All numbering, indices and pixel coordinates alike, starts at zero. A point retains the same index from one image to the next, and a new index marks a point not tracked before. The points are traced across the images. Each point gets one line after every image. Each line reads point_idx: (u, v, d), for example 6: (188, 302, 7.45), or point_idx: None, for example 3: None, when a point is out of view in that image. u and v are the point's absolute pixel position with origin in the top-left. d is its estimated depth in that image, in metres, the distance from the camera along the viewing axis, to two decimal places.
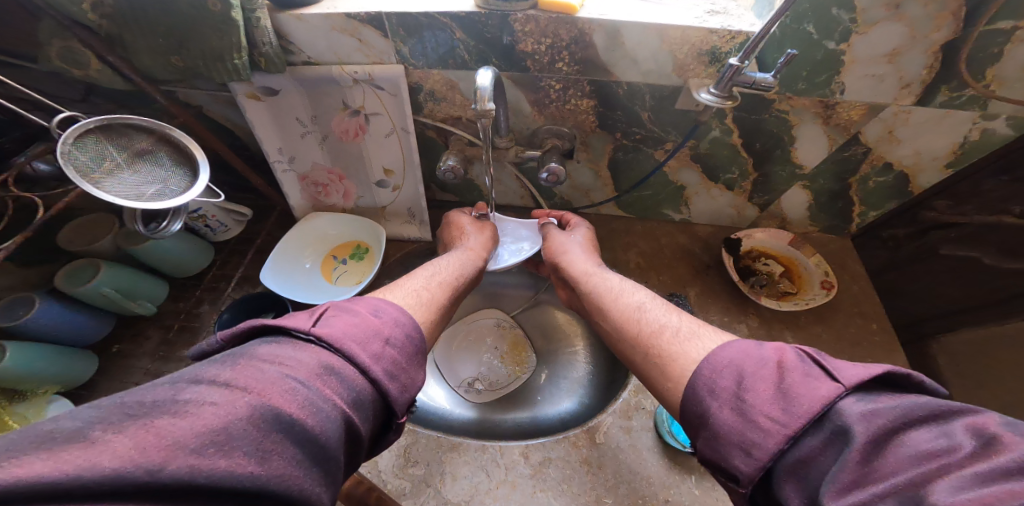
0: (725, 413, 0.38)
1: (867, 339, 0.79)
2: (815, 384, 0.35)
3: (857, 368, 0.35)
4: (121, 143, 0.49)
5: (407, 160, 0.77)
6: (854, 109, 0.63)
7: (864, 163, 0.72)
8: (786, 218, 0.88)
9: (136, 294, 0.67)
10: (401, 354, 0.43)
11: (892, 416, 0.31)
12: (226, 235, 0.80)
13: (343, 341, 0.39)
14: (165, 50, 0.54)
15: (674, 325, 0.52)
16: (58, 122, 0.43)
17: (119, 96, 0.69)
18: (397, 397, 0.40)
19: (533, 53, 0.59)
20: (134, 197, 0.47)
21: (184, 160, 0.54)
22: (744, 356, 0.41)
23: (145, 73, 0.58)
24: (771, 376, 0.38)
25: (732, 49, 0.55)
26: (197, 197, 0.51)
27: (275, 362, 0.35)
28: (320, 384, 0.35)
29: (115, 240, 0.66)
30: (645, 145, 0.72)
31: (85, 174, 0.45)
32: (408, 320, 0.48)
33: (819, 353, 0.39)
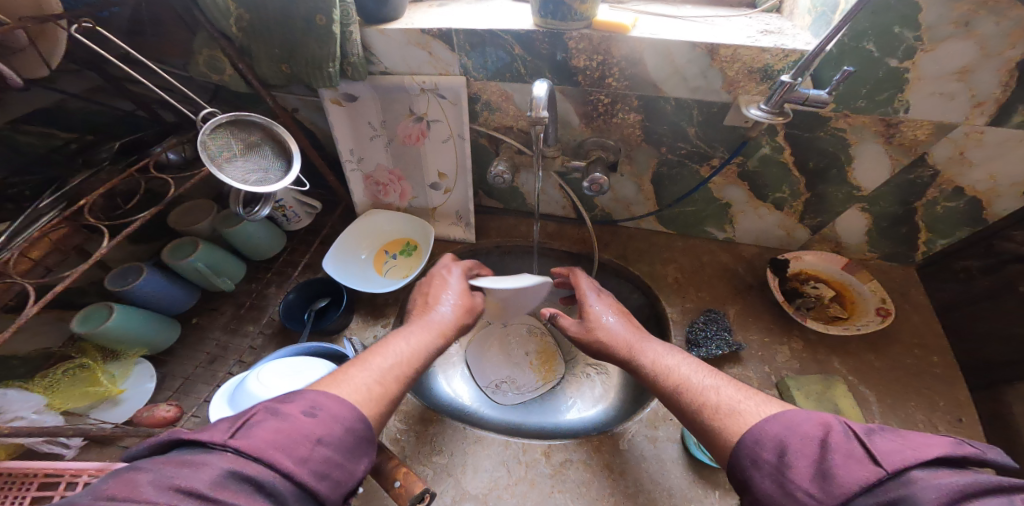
0: (768, 484, 0.39)
1: (926, 375, 0.74)
2: (863, 464, 0.35)
3: (907, 449, 0.35)
4: (240, 136, 0.57)
5: (460, 165, 0.83)
6: (920, 128, 0.61)
7: (931, 187, 0.69)
8: (840, 242, 0.85)
9: (222, 272, 0.76)
10: (336, 448, 0.41)
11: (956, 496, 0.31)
12: (298, 225, 0.89)
13: (267, 450, 0.37)
14: (278, 58, 0.63)
15: (716, 400, 0.48)
16: (200, 115, 0.52)
17: (227, 98, 0.80)
18: (326, 495, 0.38)
19: (585, 69, 0.63)
20: (243, 182, 0.55)
21: (282, 154, 0.62)
22: (789, 429, 0.41)
23: (260, 79, 0.67)
24: (815, 455, 0.38)
25: (785, 66, 0.56)
26: (290, 185, 0.58)
27: (177, 475, 0.33)
28: (227, 494, 0.33)
29: (212, 222, 0.77)
30: (690, 160, 0.73)
31: (213, 159, 0.53)
32: (348, 411, 0.44)
33: (868, 428, 0.39)
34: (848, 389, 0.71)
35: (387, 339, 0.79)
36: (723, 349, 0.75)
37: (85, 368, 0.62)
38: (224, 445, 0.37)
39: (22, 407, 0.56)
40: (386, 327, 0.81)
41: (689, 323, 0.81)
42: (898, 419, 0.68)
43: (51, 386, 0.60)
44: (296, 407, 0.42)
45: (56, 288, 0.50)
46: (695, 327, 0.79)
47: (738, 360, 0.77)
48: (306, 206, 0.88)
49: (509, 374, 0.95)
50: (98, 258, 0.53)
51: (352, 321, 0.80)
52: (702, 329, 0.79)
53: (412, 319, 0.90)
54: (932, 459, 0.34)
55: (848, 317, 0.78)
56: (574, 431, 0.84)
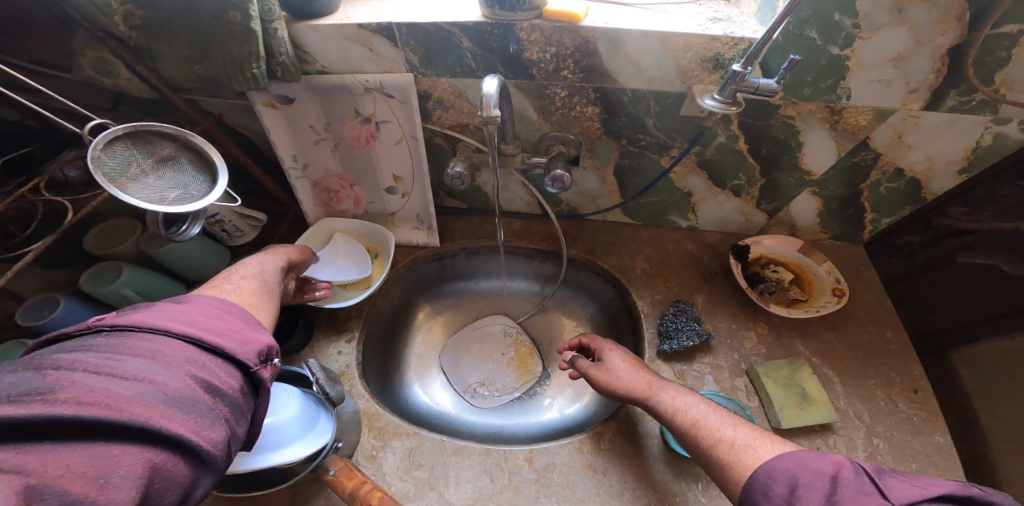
0: None
1: (880, 347, 0.77)
2: (870, 498, 0.38)
3: (915, 490, 0.38)
4: (146, 150, 0.51)
5: (415, 166, 0.79)
6: (862, 114, 0.62)
7: (874, 169, 0.71)
8: (796, 224, 0.87)
9: (156, 297, 0.69)
10: (227, 322, 0.42)
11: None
12: (242, 240, 0.82)
13: (156, 320, 0.37)
14: (188, 60, 0.57)
15: (731, 435, 0.51)
16: (89, 128, 0.46)
17: (146, 105, 0.72)
18: (235, 348, 0.40)
19: (539, 61, 0.61)
20: (154, 201, 0.48)
21: (204, 166, 0.56)
22: (802, 467, 0.43)
23: (166, 82, 0.60)
24: (825, 489, 0.41)
25: (735, 55, 0.56)
26: (215, 200, 0.52)
27: (68, 350, 0.33)
28: (135, 347, 0.34)
29: (136, 243, 0.69)
30: (650, 152, 0.73)
31: (113, 178, 0.47)
32: (224, 302, 0.44)
33: (877, 469, 0.41)
34: (813, 371, 0.74)
35: (354, 354, 0.75)
36: (693, 339, 0.76)
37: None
38: (102, 327, 0.36)
39: None
40: (351, 342, 0.76)
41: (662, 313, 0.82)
42: (859, 394, 0.71)
43: None
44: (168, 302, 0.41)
45: None
46: (666, 319, 0.80)
47: (708, 349, 0.78)
48: (249, 218, 0.81)
49: (489, 376, 0.92)
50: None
51: (311, 338, 0.76)
52: (672, 321, 0.79)
53: (378, 329, 0.85)
54: (935, 497, 0.37)
55: (808, 298, 0.81)
56: (558, 433, 0.82)
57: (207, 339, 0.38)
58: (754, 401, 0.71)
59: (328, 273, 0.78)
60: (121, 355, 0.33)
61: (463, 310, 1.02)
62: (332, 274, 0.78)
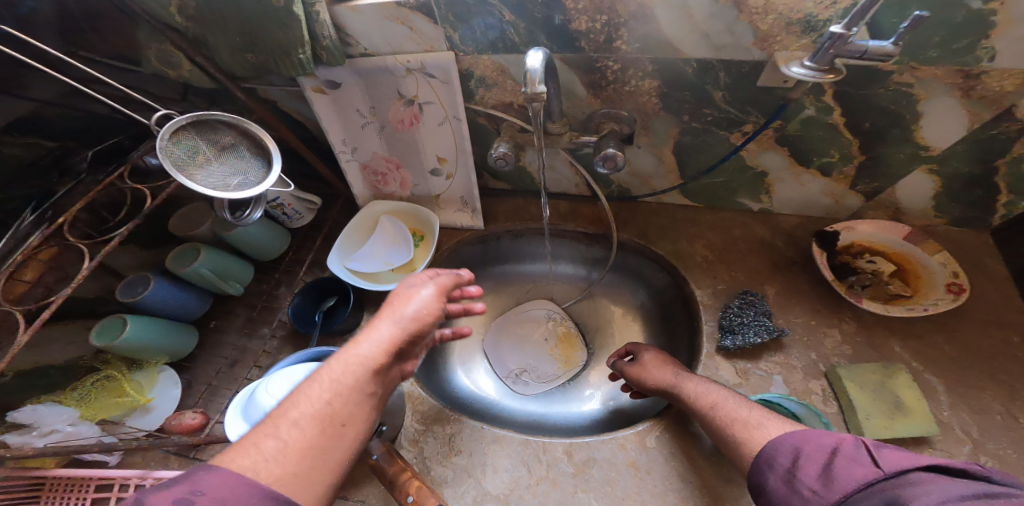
0: (778, 485, 0.44)
1: (998, 358, 0.65)
2: (862, 468, 0.40)
3: (908, 461, 0.39)
4: (208, 138, 0.54)
5: (459, 147, 0.76)
6: (1009, 78, 0.48)
7: (1019, 143, 0.56)
8: (899, 207, 0.73)
9: (228, 275, 0.76)
10: None
11: (936, 489, 0.35)
12: (300, 222, 0.87)
13: None
14: (241, 48, 0.58)
15: (745, 415, 0.54)
16: (158, 120, 0.48)
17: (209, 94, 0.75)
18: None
19: (588, 32, 0.54)
20: (217, 189, 0.52)
21: (259, 152, 0.58)
22: (806, 443, 0.45)
23: (223, 70, 0.63)
24: (824, 460, 0.43)
25: (833, 13, 0.45)
26: (271, 186, 0.56)
27: None
28: None
29: (211, 226, 0.75)
30: (718, 128, 0.64)
31: (183, 168, 0.50)
32: (247, 495, 0.37)
33: (879, 444, 0.42)
34: (912, 377, 0.64)
35: None
36: (763, 335, 0.69)
37: (111, 379, 0.63)
38: None
39: (58, 420, 0.56)
40: None
41: (725, 306, 0.75)
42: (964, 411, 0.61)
43: (83, 399, 0.60)
44: (179, 492, 0.36)
45: (45, 311, 0.47)
46: (729, 313, 0.73)
47: (775, 347, 0.70)
48: (306, 201, 0.85)
49: (531, 359, 0.93)
50: (85, 274, 0.50)
51: (363, 318, 0.80)
52: (738, 315, 0.73)
53: None
54: (929, 466, 0.38)
55: (913, 294, 0.69)
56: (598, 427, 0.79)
57: None
58: (832, 406, 0.64)
59: (381, 260, 0.82)
60: None
61: (509, 292, 1.02)
62: (385, 261, 0.82)
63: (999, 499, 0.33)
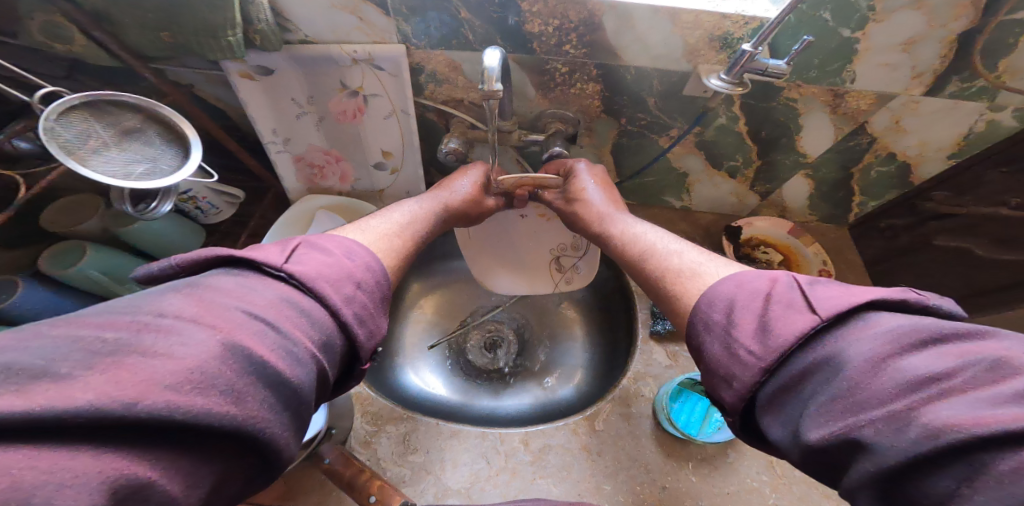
0: (716, 347, 0.40)
1: None
2: (799, 316, 0.36)
3: (842, 299, 0.35)
4: (107, 121, 0.47)
5: (406, 142, 0.75)
6: (863, 99, 0.61)
7: (868, 153, 0.71)
8: (787, 206, 0.88)
9: (126, 277, 0.66)
10: (366, 288, 0.43)
11: (882, 335, 0.32)
12: (219, 217, 0.77)
13: (313, 281, 0.38)
14: (153, 25, 0.52)
15: (678, 264, 0.51)
16: (38, 97, 0.41)
17: (106, 74, 0.65)
18: (363, 342, 0.40)
19: (540, 35, 0.57)
20: (112, 177, 0.45)
21: (175, 139, 0.52)
22: (741, 288, 0.42)
23: (128, 48, 0.55)
24: (758, 307, 0.39)
25: (745, 35, 0.53)
26: (189, 175, 0.49)
27: (240, 299, 0.34)
28: (289, 326, 0.34)
29: (101, 221, 0.64)
30: (650, 132, 0.71)
31: (71, 152, 0.43)
32: (371, 277, 0.44)
33: (812, 282, 0.39)
34: None
35: None
36: None
37: None
38: (286, 274, 0.38)
39: None
40: None
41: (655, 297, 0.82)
42: None
43: None
44: (341, 249, 0.44)
45: None
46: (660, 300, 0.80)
47: None
48: (225, 195, 0.76)
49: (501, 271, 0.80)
50: None
51: None
52: None
53: None
54: (871, 302, 0.34)
55: None
56: (544, 404, 0.84)
57: (337, 312, 0.38)
58: None
59: None
60: (277, 326, 0.33)
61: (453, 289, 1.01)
62: None
63: (950, 345, 0.30)
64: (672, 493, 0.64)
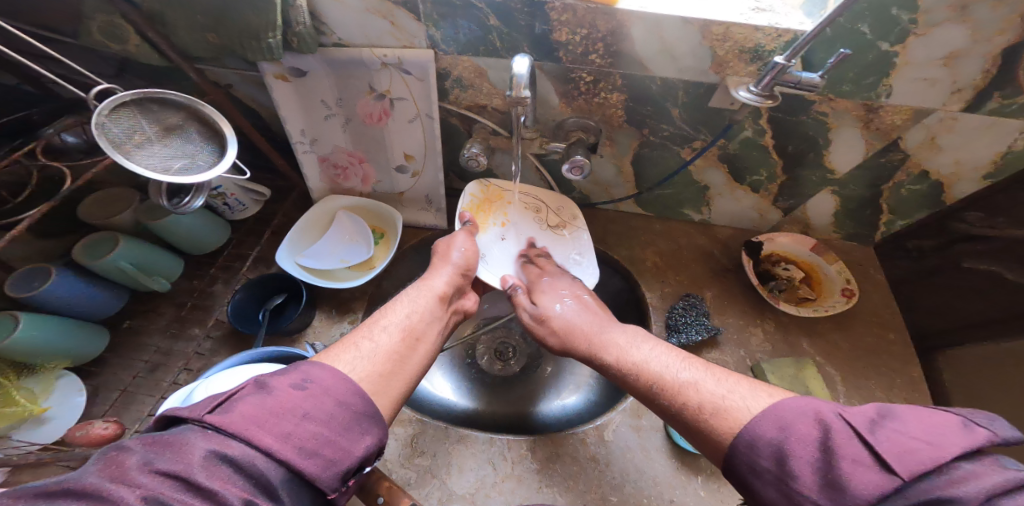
0: (771, 492, 0.37)
1: (884, 350, 0.76)
2: (870, 470, 0.33)
3: (915, 449, 0.33)
4: (152, 117, 0.49)
5: (429, 146, 0.74)
6: (898, 114, 0.59)
7: (899, 171, 0.69)
8: (809, 223, 0.85)
9: (151, 268, 0.67)
10: (324, 428, 0.39)
11: (981, 488, 0.30)
12: (244, 214, 0.80)
13: (247, 427, 0.35)
14: (203, 27, 0.54)
15: (697, 400, 0.45)
16: (94, 94, 0.43)
17: (148, 74, 0.68)
18: (318, 474, 0.37)
19: (567, 43, 0.57)
20: (155, 171, 0.47)
21: (213, 136, 0.53)
22: (787, 424, 0.39)
23: (177, 50, 0.57)
24: (815, 454, 0.36)
25: (777, 47, 0.53)
26: (223, 171, 0.50)
27: (156, 455, 0.32)
28: (216, 481, 0.32)
29: (134, 214, 0.67)
30: (672, 143, 0.71)
31: (117, 145, 0.45)
32: (344, 389, 0.42)
33: (867, 415, 0.38)
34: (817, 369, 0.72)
35: None
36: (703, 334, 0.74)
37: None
38: (209, 424, 0.35)
39: None
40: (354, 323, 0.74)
41: (672, 307, 0.79)
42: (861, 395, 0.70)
43: None
44: (294, 377, 0.41)
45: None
46: (675, 313, 0.78)
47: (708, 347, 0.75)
48: (252, 192, 0.78)
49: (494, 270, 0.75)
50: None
51: (314, 317, 0.73)
52: (681, 316, 0.77)
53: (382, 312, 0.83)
54: (957, 453, 0.33)
55: (817, 297, 0.79)
56: (554, 414, 0.82)
57: (284, 456, 0.35)
58: None
59: (336, 257, 0.77)
60: (197, 474, 0.31)
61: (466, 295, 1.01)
62: (342, 258, 0.77)
63: None
64: None
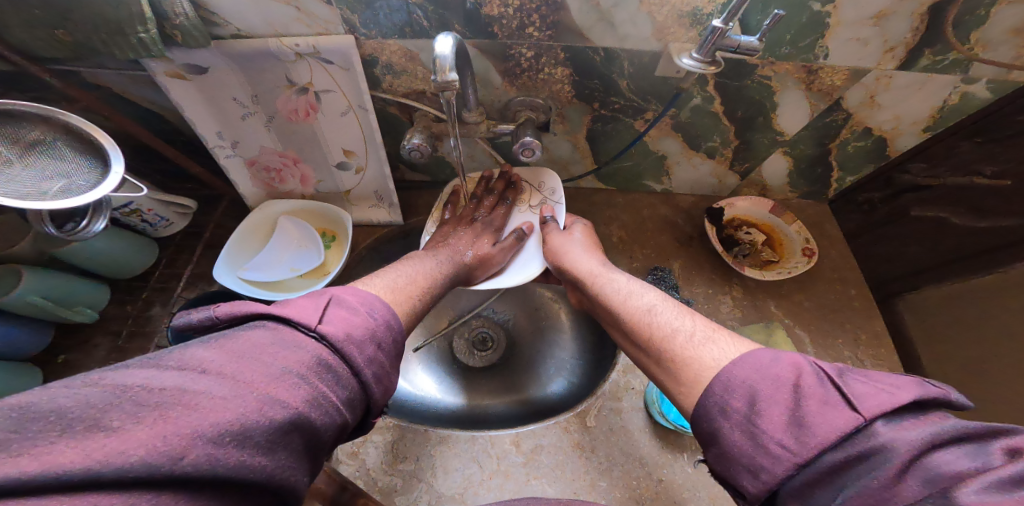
0: (736, 435, 0.36)
1: (847, 304, 0.78)
2: (834, 412, 0.32)
3: (881, 394, 0.32)
4: (2, 134, 0.43)
5: (368, 139, 0.68)
6: (836, 75, 0.59)
7: (843, 129, 0.69)
8: (766, 185, 0.85)
9: (70, 299, 0.61)
10: (388, 357, 0.43)
11: (917, 437, 0.29)
12: (170, 229, 0.73)
13: (341, 343, 0.38)
14: (45, 22, 0.47)
15: (675, 344, 0.47)
16: None
17: (13, 80, 0.59)
18: (380, 398, 0.41)
19: (500, 17, 0.52)
20: (21, 197, 0.42)
21: (88, 149, 0.48)
22: (758, 374, 0.37)
23: (15, 48, 0.52)
24: (786, 400, 0.35)
25: (714, 10, 0.50)
26: (109, 191, 0.46)
27: (272, 354, 0.34)
28: (320, 383, 0.35)
29: (36, 242, 0.59)
30: (624, 115, 0.68)
31: None
32: (396, 328, 0.45)
33: (839, 369, 0.36)
34: (786, 332, 0.74)
35: None
36: None
37: None
38: (314, 333, 0.38)
39: None
40: None
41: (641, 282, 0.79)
42: (829, 353, 0.73)
43: None
44: (365, 309, 0.44)
45: None
46: None
47: None
48: (173, 204, 0.71)
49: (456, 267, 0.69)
50: None
51: None
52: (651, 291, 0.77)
53: None
54: (906, 404, 0.31)
55: (780, 258, 0.80)
56: (538, 402, 0.81)
57: (362, 376, 0.39)
58: None
59: (285, 265, 0.72)
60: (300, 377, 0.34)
61: None
62: (292, 266, 0.72)
63: (978, 443, 0.28)
64: (667, 483, 0.63)
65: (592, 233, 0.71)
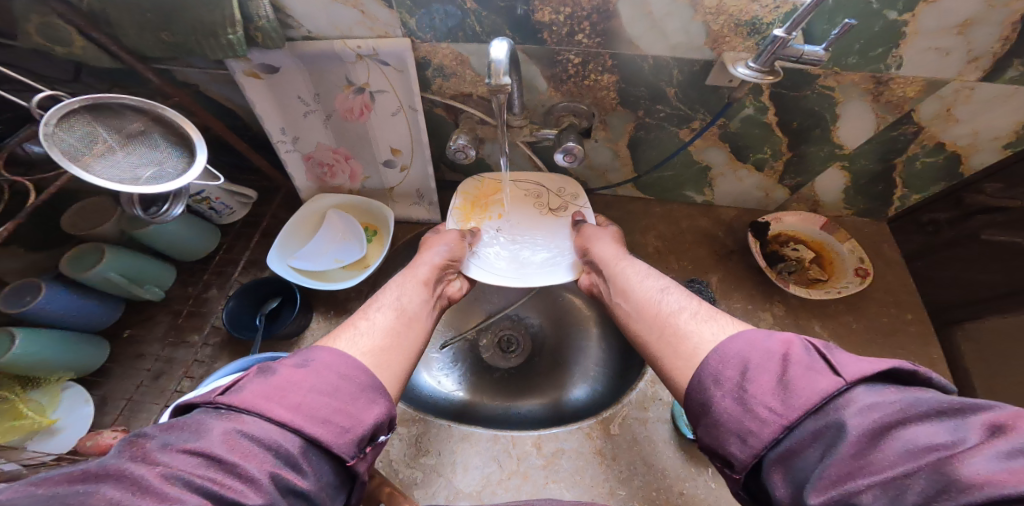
0: (726, 401, 0.38)
1: (901, 331, 0.73)
2: (819, 379, 0.34)
3: (862, 363, 0.34)
4: (110, 124, 0.48)
5: (415, 138, 0.71)
6: (909, 86, 0.55)
7: (912, 144, 0.65)
8: (818, 201, 0.81)
9: (141, 278, 0.67)
10: (331, 400, 0.39)
11: (891, 406, 0.31)
12: (231, 217, 0.79)
13: (256, 403, 0.36)
14: (154, 25, 0.52)
15: (677, 323, 0.49)
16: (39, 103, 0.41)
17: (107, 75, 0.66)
18: (332, 440, 0.37)
19: (551, 24, 0.53)
20: (120, 181, 0.46)
21: (178, 141, 0.53)
22: (752, 347, 0.40)
23: (129, 50, 0.56)
24: (776, 369, 0.37)
25: (775, 19, 0.49)
26: (193, 179, 0.50)
27: (182, 433, 0.33)
28: (239, 454, 0.33)
29: (117, 224, 0.65)
30: (669, 124, 0.67)
31: (75, 159, 0.44)
32: (348, 370, 0.42)
33: (828, 345, 0.38)
34: None
35: None
36: None
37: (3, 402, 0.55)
38: (221, 405, 0.36)
39: None
40: None
41: None
42: None
43: None
44: (293, 360, 0.42)
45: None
46: None
47: None
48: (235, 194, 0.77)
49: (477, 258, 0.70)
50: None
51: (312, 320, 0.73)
52: None
53: None
54: (885, 373, 0.33)
55: (829, 278, 0.76)
56: (559, 407, 0.81)
57: (296, 426, 0.36)
58: None
59: (330, 257, 0.75)
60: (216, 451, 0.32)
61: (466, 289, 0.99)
62: (335, 258, 0.75)
63: (956, 418, 0.29)
64: (691, 501, 0.61)
65: (618, 232, 0.70)
